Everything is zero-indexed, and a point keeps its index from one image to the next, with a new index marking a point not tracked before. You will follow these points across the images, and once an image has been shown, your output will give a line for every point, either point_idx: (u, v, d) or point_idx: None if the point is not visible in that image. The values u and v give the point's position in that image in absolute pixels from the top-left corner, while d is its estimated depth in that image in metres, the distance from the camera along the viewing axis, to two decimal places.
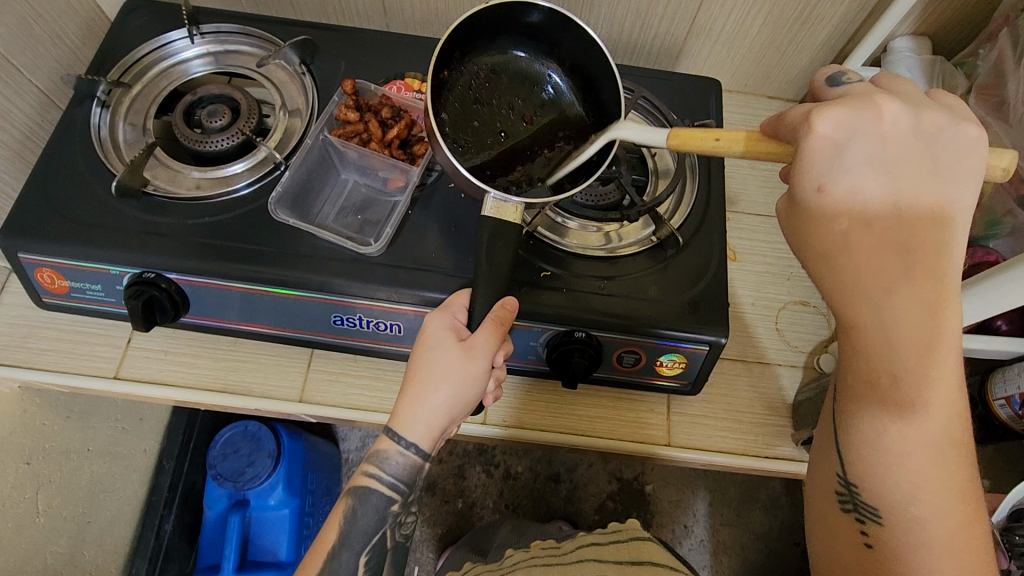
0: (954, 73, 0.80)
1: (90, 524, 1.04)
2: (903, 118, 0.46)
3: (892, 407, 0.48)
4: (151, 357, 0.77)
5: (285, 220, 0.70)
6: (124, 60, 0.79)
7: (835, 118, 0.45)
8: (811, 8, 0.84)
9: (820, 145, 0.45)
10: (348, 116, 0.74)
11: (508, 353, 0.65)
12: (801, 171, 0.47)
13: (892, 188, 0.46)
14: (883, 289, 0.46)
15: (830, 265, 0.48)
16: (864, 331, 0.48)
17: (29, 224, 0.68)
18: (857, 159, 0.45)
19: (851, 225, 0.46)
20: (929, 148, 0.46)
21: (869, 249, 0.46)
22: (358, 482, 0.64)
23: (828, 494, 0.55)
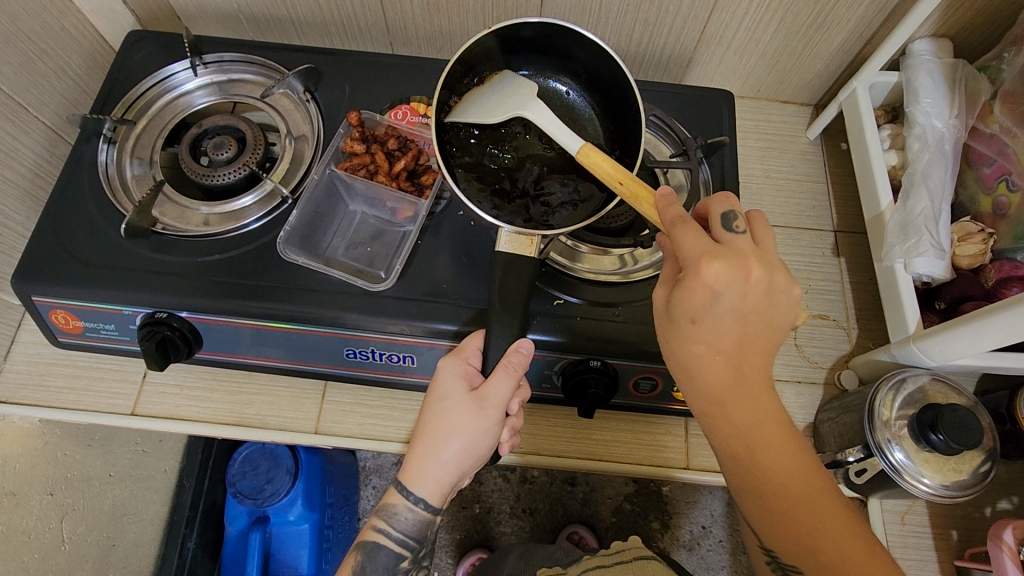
0: (977, 77, 0.77)
1: (115, 547, 1.06)
2: (765, 278, 0.49)
3: (761, 480, 0.52)
4: (167, 392, 0.78)
5: (294, 259, 0.69)
6: (127, 97, 0.78)
7: (717, 271, 0.48)
8: (826, 13, 0.81)
9: (701, 287, 0.48)
10: (354, 149, 0.73)
11: (524, 399, 0.64)
12: (679, 301, 0.50)
13: (741, 326, 0.50)
14: (723, 392, 0.52)
15: (688, 373, 0.53)
16: (716, 418, 0.53)
17: (41, 267, 0.68)
18: (722, 308, 0.49)
19: (708, 352, 0.51)
20: (775, 302, 0.50)
21: (716, 366, 0.51)
22: (367, 537, 0.64)
23: (761, 559, 0.54)
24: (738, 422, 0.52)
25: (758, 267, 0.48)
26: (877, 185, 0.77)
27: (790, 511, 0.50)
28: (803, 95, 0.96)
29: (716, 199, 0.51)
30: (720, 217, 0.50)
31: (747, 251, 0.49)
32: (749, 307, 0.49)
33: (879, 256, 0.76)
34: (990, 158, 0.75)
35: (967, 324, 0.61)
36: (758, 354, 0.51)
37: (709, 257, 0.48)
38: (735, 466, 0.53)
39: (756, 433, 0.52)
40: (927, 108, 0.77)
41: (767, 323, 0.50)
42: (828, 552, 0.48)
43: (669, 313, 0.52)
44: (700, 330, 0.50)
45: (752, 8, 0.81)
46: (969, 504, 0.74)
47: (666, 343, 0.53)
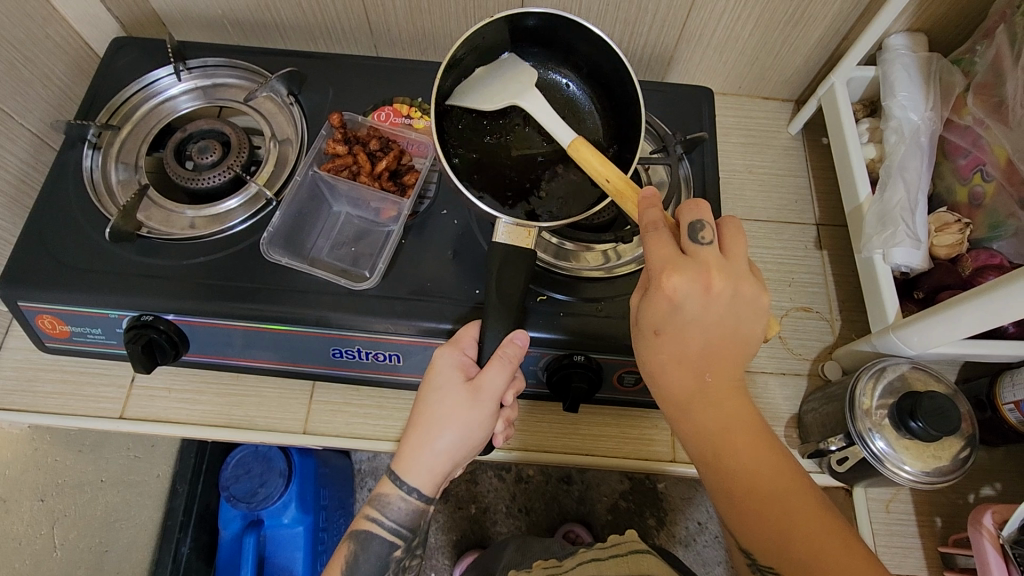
0: (952, 69, 0.78)
1: (107, 553, 1.06)
2: (728, 288, 0.50)
3: (734, 486, 0.52)
4: (155, 396, 0.78)
5: (278, 260, 0.70)
6: (111, 103, 0.78)
7: (678, 282, 0.49)
8: (802, 9, 0.82)
9: (663, 298, 0.50)
10: (337, 150, 0.74)
11: (519, 390, 0.65)
12: (644, 311, 0.52)
13: (706, 335, 0.51)
14: (690, 399, 0.53)
15: (656, 380, 0.54)
16: (687, 425, 0.54)
17: (27, 273, 0.68)
18: (685, 316, 0.50)
19: (673, 360, 0.53)
20: (738, 310, 0.51)
21: (681, 374, 0.53)
22: (360, 526, 0.64)
23: (743, 562, 0.54)
24: (708, 428, 0.53)
25: (720, 278, 0.49)
26: (855, 177, 0.78)
27: (762, 510, 0.51)
28: (783, 91, 0.97)
29: (685, 206, 0.52)
30: (688, 227, 0.51)
31: (711, 262, 0.50)
32: (711, 316, 0.50)
33: (859, 248, 0.77)
34: (965, 149, 0.76)
35: (941, 312, 0.62)
36: (724, 362, 0.53)
37: (672, 269, 0.49)
38: (706, 468, 0.54)
39: (724, 438, 0.53)
40: (903, 101, 0.78)
41: (734, 331, 0.52)
42: (801, 549, 0.49)
43: (637, 321, 0.53)
44: (664, 338, 0.52)
45: (729, 6, 0.82)
46: (953, 491, 0.75)
47: (637, 351, 0.55)
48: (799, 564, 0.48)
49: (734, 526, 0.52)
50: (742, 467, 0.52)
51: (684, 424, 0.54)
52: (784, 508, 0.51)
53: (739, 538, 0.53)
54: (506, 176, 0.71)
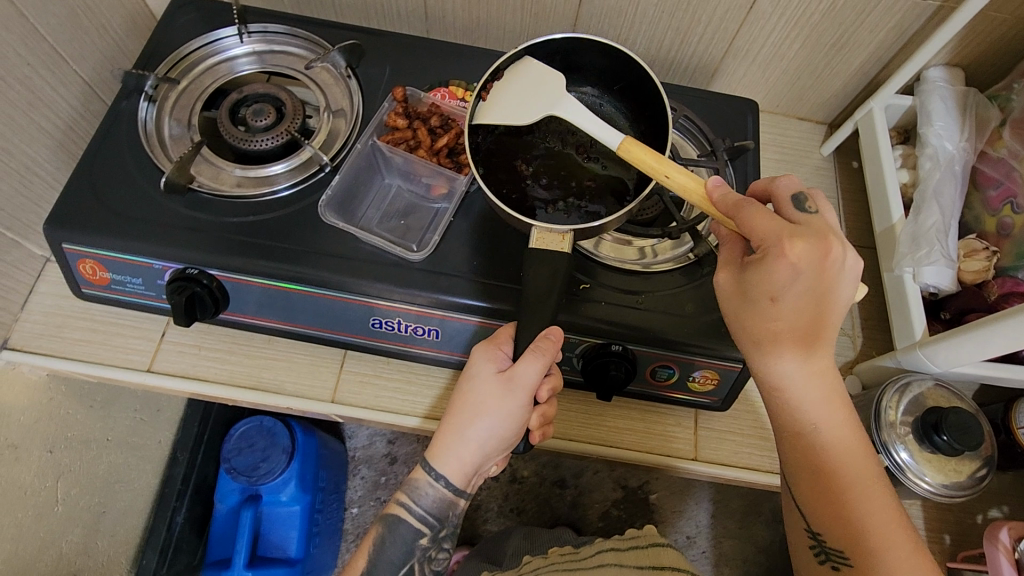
0: (987, 105, 0.82)
1: (105, 514, 1.04)
2: (844, 261, 0.51)
3: (819, 459, 0.56)
4: (185, 352, 0.78)
5: (334, 222, 0.71)
6: (172, 56, 0.79)
7: (801, 249, 0.50)
8: (849, 34, 0.85)
9: (783, 266, 0.51)
10: (397, 123, 0.75)
11: (553, 387, 0.66)
12: (759, 280, 0.52)
13: (818, 311, 0.53)
14: (792, 370, 0.55)
15: (760, 347, 0.56)
16: (782, 394, 0.56)
17: (75, 216, 0.68)
18: (801, 287, 0.51)
19: (784, 330, 0.54)
20: (848, 282, 0.52)
21: (789, 344, 0.54)
22: (391, 510, 0.67)
23: (803, 541, 0.58)
24: (804, 399, 0.56)
25: (838, 244, 0.51)
26: (889, 199, 0.81)
27: (848, 493, 0.55)
28: (818, 113, 1.00)
29: (782, 184, 0.57)
30: (790, 201, 0.55)
31: (824, 230, 0.52)
32: (826, 286, 0.51)
33: (889, 267, 0.80)
34: (997, 180, 0.79)
35: (973, 331, 0.64)
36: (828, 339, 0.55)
37: (789, 237, 0.50)
38: (795, 446, 0.57)
39: (817, 411, 0.56)
40: (939, 130, 0.81)
41: (843, 307, 0.53)
42: (877, 536, 0.54)
43: (745, 291, 0.54)
44: (776, 308, 0.53)
45: (780, 24, 0.85)
46: (962, 510, 0.77)
47: (738, 319, 0.56)
48: (871, 556, 0.54)
49: (807, 505, 0.57)
50: (831, 455, 0.56)
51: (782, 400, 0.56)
52: (866, 502, 0.55)
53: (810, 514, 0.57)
54: (537, 188, 0.71)
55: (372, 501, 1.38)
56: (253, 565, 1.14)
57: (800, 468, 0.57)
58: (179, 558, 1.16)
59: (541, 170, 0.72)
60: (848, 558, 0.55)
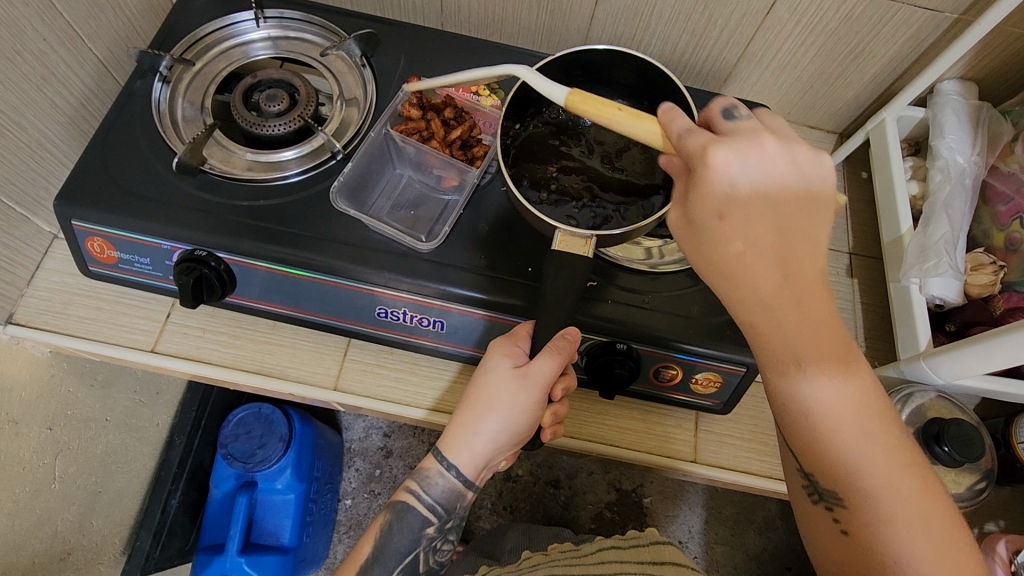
0: (1000, 120, 0.82)
1: (101, 494, 1.04)
2: (774, 155, 0.51)
3: (807, 398, 0.51)
4: (190, 334, 0.78)
5: (345, 210, 0.71)
6: (189, 37, 0.79)
7: (726, 154, 0.50)
8: (864, 44, 0.85)
9: (714, 171, 0.50)
10: (411, 113, 0.76)
11: (567, 387, 0.67)
12: (702, 199, 0.51)
13: (773, 221, 0.50)
14: (768, 298, 0.50)
15: (729, 279, 0.51)
16: (759, 330, 0.51)
17: (86, 193, 0.68)
18: (740, 189, 0.50)
19: (746, 251, 0.50)
20: (800, 184, 0.51)
21: (757, 269, 0.50)
22: (399, 497, 0.67)
23: (797, 483, 0.56)
24: (788, 331, 0.50)
25: (773, 144, 0.51)
26: (898, 209, 0.81)
27: (837, 428, 0.51)
28: (830, 122, 1.00)
29: (716, 100, 0.56)
30: (722, 112, 0.55)
31: (755, 132, 0.52)
32: (770, 188, 0.50)
33: (895, 277, 0.80)
34: (1006, 196, 0.80)
35: (976, 343, 0.64)
36: (801, 254, 0.50)
37: (715, 144, 0.50)
38: (780, 386, 0.52)
39: (802, 342, 0.50)
40: (951, 143, 0.81)
41: (799, 212, 0.51)
42: (869, 469, 0.51)
43: (692, 217, 0.52)
44: (728, 226, 0.50)
45: (796, 31, 0.85)
46: None
47: (698, 249, 0.53)
48: (864, 490, 0.51)
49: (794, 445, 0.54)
50: (820, 389, 0.51)
51: (761, 338, 0.51)
52: (859, 436, 0.51)
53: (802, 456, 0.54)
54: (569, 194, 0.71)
55: (366, 493, 1.38)
56: (246, 551, 1.14)
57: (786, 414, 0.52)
58: (172, 542, 1.15)
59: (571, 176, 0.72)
60: (841, 495, 0.52)
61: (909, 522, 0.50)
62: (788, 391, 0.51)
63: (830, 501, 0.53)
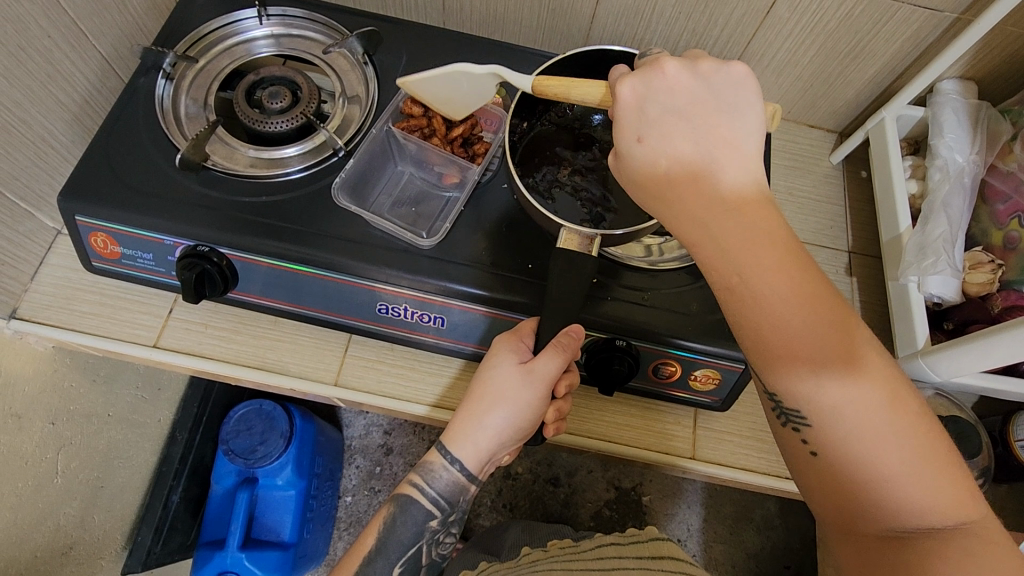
0: (999, 119, 0.83)
1: (103, 489, 1.04)
2: (684, 75, 0.50)
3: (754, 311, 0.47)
4: (192, 330, 0.78)
5: (346, 206, 0.71)
6: (192, 34, 0.80)
7: (632, 83, 0.50)
8: (865, 43, 0.85)
9: (629, 100, 0.50)
10: (413, 111, 0.76)
11: (570, 383, 0.68)
12: (620, 130, 0.50)
13: (693, 134, 0.48)
14: (702, 212, 0.48)
15: (664, 202, 0.49)
16: (701, 248, 0.49)
17: (91, 189, 0.69)
18: (656, 110, 0.49)
19: (670, 168, 0.49)
20: (713, 94, 0.49)
21: (684, 181, 0.48)
22: (404, 490, 0.68)
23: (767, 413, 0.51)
24: (726, 241, 0.47)
25: (672, 64, 0.50)
26: (897, 208, 0.82)
27: (789, 340, 0.46)
28: (830, 121, 1.00)
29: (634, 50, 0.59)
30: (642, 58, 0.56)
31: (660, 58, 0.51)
32: (680, 103, 0.49)
33: (893, 275, 0.80)
34: (1005, 194, 0.80)
35: (974, 341, 0.65)
36: (727, 161, 0.48)
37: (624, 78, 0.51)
38: (729, 304, 0.48)
39: (746, 250, 0.47)
40: (950, 142, 0.82)
41: (715, 120, 0.49)
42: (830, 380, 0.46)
43: (616, 150, 0.52)
44: (648, 147, 0.49)
45: (796, 30, 0.85)
46: None
47: (631, 181, 0.51)
48: (832, 407, 0.46)
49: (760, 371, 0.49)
50: (768, 297, 0.46)
51: (706, 255, 0.48)
52: (816, 344, 0.46)
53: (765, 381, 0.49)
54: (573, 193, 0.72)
55: (365, 490, 1.38)
56: (247, 546, 1.15)
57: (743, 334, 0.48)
58: (173, 538, 1.17)
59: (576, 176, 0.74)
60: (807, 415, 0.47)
61: (881, 433, 0.45)
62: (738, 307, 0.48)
63: (799, 423, 0.48)
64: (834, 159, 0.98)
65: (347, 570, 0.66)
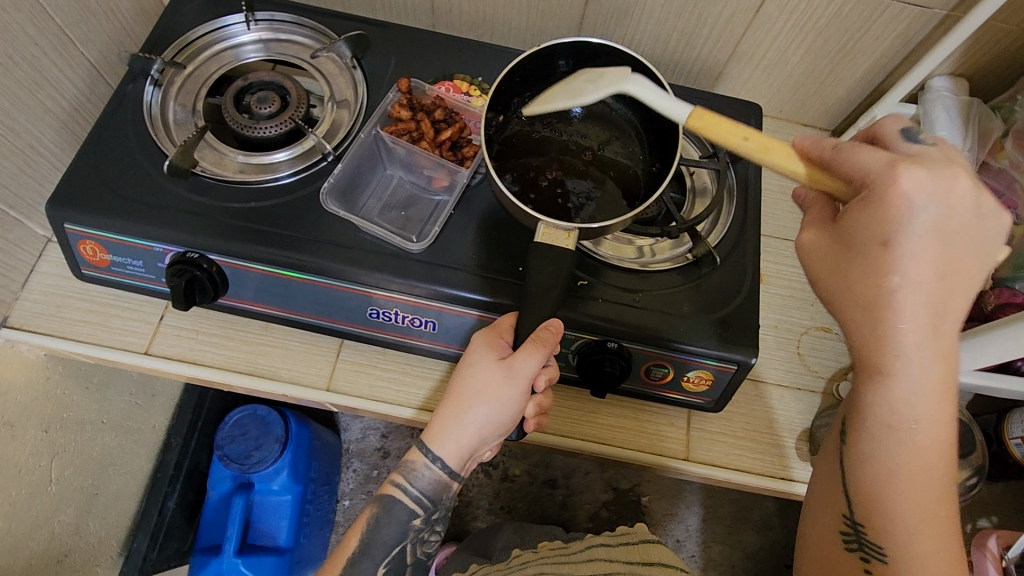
0: (991, 116, 0.83)
1: (98, 496, 1.04)
2: (969, 199, 0.47)
3: (900, 447, 0.51)
4: (182, 336, 0.78)
5: (334, 211, 0.71)
6: (179, 41, 0.80)
7: (916, 177, 0.46)
8: (856, 41, 0.85)
9: (902, 201, 0.46)
10: (401, 114, 0.75)
11: (550, 378, 0.66)
12: (865, 224, 0.48)
13: (942, 267, 0.47)
14: (902, 347, 0.49)
15: (867, 314, 0.49)
16: (880, 372, 0.50)
17: (79, 196, 0.69)
18: (924, 227, 0.46)
19: (897, 288, 0.47)
20: (976, 227, 0.48)
21: (916, 306, 0.48)
22: (386, 490, 0.67)
23: (833, 525, 0.57)
24: (920, 384, 0.50)
25: (965, 174, 0.47)
26: None
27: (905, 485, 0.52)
28: (822, 120, 1.00)
29: (891, 118, 0.54)
30: (900, 133, 0.52)
31: (945, 161, 0.48)
32: (951, 228, 0.47)
33: None
34: (998, 191, 0.80)
35: (984, 332, 0.64)
36: (953, 304, 0.48)
37: (906, 164, 0.47)
38: (877, 430, 0.52)
39: (928, 397, 0.49)
40: (942, 139, 0.81)
41: (970, 265, 0.48)
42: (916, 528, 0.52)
43: (854, 242, 0.49)
44: (889, 255, 0.47)
45: (786, 28, 0.85)
46: None
47: (839, 273, 0.51)
48: (912, 549, 0.52)
49: (858, 490, 0.54)
50: (918, 446, 0.51)
51: (878, 368, 0.50)
52: (925, 497, 0.51)
53: (852, 498, 0.55)
54: (549, 187, 0.71)
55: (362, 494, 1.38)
56: (243, 551, 1.14)
57: (873, 454, 0.52)
58: (169, 544, 1.17)
59: (552, 170, 0.72)
60: (883, 548, 0.53)
61: None
62: (880, 431, 0.51)
63: (864, 547, 0.54)
64: None
65: (333, 570, 0.67)
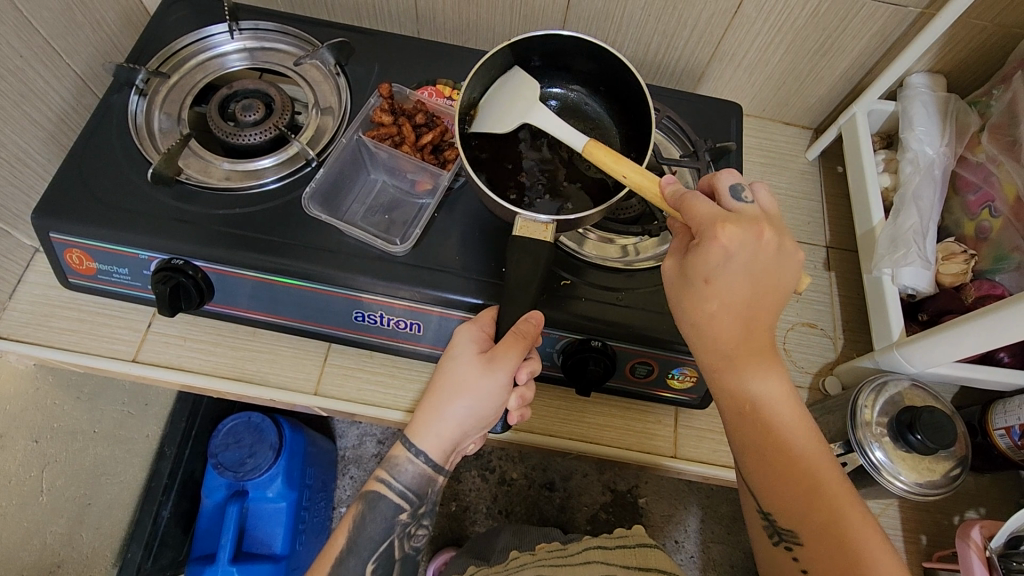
0: (968, 111, 0.84)
1: (90, 506, 1.04)
2: (771, 245, 0.54)
3: (761, 439, 0.57)
4: (170, 343, 0.78)
5: (318, 215, 0.72)
6: (164, 51, 0.80)
7: (731, 231, 0.52)
8: (834, 40, 0.86)
9: (714, 247, 0.53)
10: (383, 119, 0.76)
11: (533, 370, 0.66)
12: (695, 262, 0.54)
13: (750, 293, 0.54)
14: (728, 355, 0.57)
15: (701, 334, 0.57)
16: (723, 376, 0.58)
17: (64, 206, 0.69)
18: (736, 265, 0.53)
19: (721, 309, 0.55)
20: (781, 263, 0.55)
21: (726, 323, 0.56)
22: (370, 487, 0.68)
23: (758, 526, 0.59)
24: (748, 384, 0.57)
25: (768, 230, 0.53)
26: (870, 202, 0.82)
27: (788, 474, 0.56)
28: (804, 118, 1.01)
29: (723, 172, 0.58)
30: (728, 188, 0.57)
31: (754, 216, 0.55)
32: (759, 265, 0.53)
33: (870, 268, 0.81)
34: (976, 185, 0.81)
35: (947, 331, 0.65)
36: (766, 316, 0.56)
37: (721, 221, 0.53)
38: (740, 427, 0.58)
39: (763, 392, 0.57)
40: (921, 135, 0.83)
41: (772, 290, 0.55)
42: (816, 516, 0.55)
43: (686, 275, 0.56)
44: (712, 288, 0.54)
45: (764, 29, 0.86)
46: (938, 511, 0.80)
47: (678, 302, 0.58)
48: (825, 532, 0.55)
49: (758, 486, 0.58)
50: (773, 435, 0.57)
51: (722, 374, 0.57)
52: (806, 484, 0.56)
53: (759, 498, 0.58)
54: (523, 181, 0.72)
55: None
56: (238, 560, 1.13)
57: (746, 447, 0.58)
58: (164, 553, 1.14)
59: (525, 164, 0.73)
60: (800, 538, 0.56)
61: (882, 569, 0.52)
62: (747, 426, 0.57)
63: (786, 542, 0.57)
64: (812, 158, 0.98)
65: (320, 570, 0.66)
